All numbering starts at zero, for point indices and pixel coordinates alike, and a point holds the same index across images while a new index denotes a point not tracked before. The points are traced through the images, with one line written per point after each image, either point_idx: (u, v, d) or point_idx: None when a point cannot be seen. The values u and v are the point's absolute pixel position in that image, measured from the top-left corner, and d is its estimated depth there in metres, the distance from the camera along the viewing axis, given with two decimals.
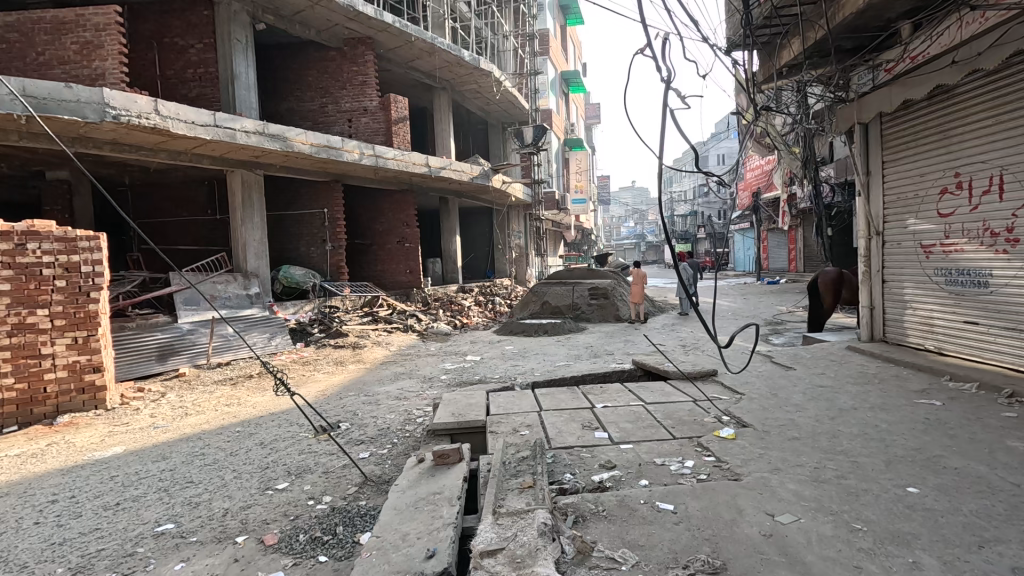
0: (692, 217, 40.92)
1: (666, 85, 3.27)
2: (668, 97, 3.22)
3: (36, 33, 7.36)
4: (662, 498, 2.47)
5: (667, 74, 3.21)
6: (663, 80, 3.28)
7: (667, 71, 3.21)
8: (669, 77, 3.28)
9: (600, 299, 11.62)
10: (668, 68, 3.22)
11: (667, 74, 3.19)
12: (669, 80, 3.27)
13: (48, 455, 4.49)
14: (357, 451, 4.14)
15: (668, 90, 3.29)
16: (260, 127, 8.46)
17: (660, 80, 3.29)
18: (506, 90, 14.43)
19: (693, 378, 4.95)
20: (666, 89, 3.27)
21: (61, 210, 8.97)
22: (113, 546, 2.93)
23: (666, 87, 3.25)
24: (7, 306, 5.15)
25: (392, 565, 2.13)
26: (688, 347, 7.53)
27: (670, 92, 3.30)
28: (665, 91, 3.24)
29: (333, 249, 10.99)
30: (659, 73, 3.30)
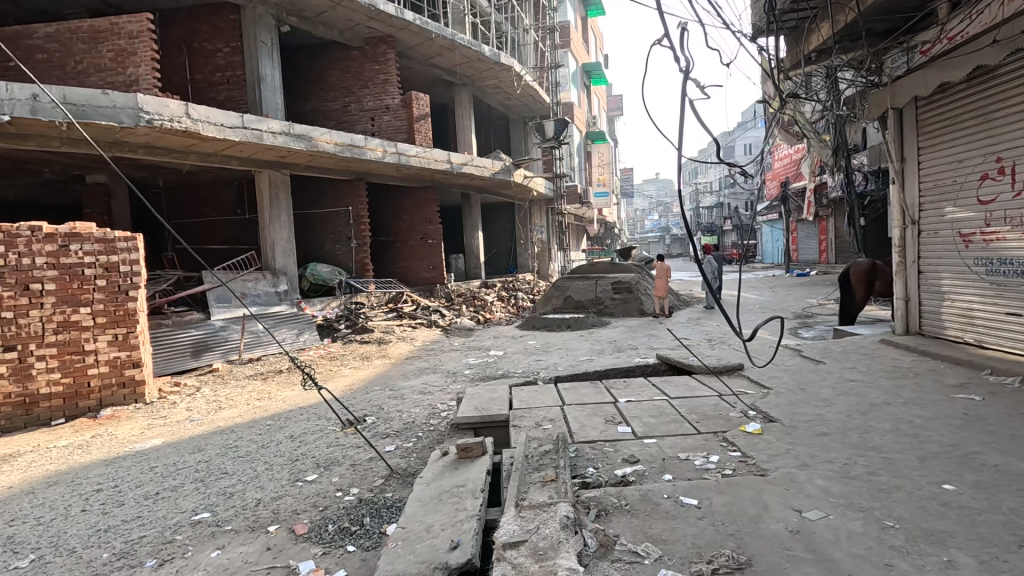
0: (718, 209, 40.16)
1: (685, 75, 3.18)
2: (686, 88, 3.13)
3: (74, 42, 7.66)
4: (686, 493, 2.45)
5: (687, 64, 3.12)
6: (682, 71, 3.20)
7: (686, 61, 3.12)
8: (689, 67, 3.19)
9: (624, 294, 11.52)
10: (688, 58, 3.13)
11: (686, 65, 3.10)
12: (688, 70, 3.18)
13: (93, 446, 4.71)
14: (383, 444, 4.22)
15: (687, 80, 3.21)
16: (286, 128, 8.63)
17: (679, 70, 3.20)
18: (527, 84, 14.38)
19: (718, 373, 4.88)
20: (685, 79, 3.18)
21: (100, 212, 9.35)
22: (154, 533, 3.07)
23: (686, 77, 3.16)
24: (53, 305, 5.41)
25: (417, 555, 2.18)
26: (713, 341, 7.42)
27: (689, 82, 3.21)
28: (683, 82, 3.15)
29: (358, 246, 11.17)
30: (677, 63, 3.22)
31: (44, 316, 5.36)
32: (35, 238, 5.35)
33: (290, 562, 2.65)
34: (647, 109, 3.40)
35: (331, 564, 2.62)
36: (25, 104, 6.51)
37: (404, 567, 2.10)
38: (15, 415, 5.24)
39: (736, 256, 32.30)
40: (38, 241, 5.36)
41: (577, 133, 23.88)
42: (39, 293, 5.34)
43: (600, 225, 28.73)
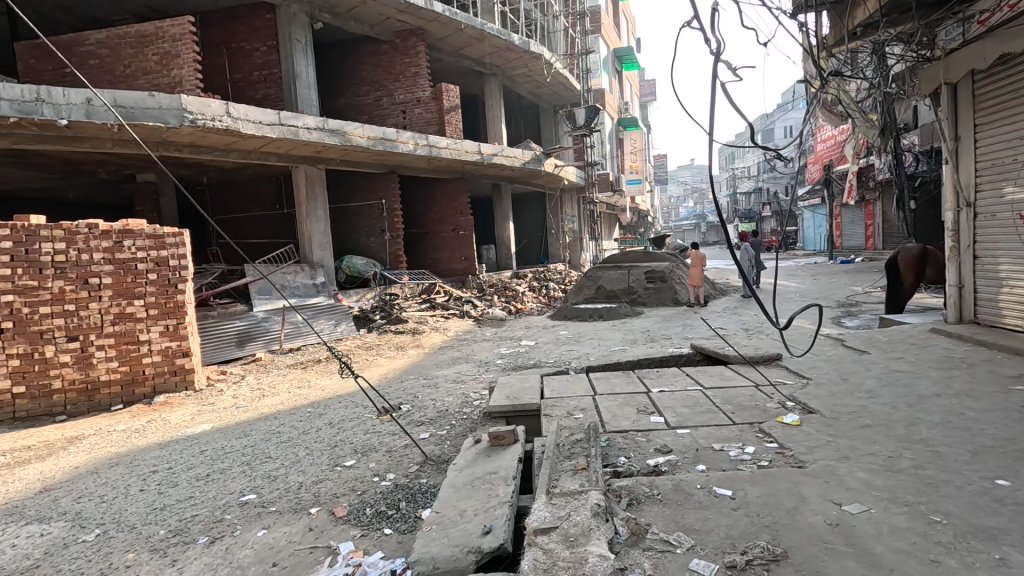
0: (757, 194, 38.87)
1: (716, 57, 3.08)
2: (717, 70, 3.03)
3: (122, 47, 8.01)
4: (720, 483, 2.42)
5: (717, 46, 3.02)
6: (713, 53, 3.09)
7: (717, 43, 3.01)
8: (720, 49, 3.08)
9: (657, 283, 11.34)
10: (718, 39, 3.02)
11: (717, 46, 2.99)
12: (719, 52, 3.07)
13: (148, 431, 5.01)
14: (418, 431, 4.32)
15: (719, 62, 3.10)
16: (321, 123, 8.83)
17: (710, 52, 3.10)
18: (557, 72, 14.22)
19: (755, 363, 4.77)
20: (716, 61, 3.08)
21: (150, 210, 9.84)
22: (206, 512, 3.25)
23: (717, 59, 3.06)
24: (110, 298, 5.75)
25: (451, 539, 2.23)
26: (750, 331, 7.23)
27: (720, 64, 3.11)
28: (714, 64, 3.05)
29: (392, 239, 11.36)
30: (708, 45, 3.12)
31: (102, 308, 5.71)
32: (92, 235, 5.68)
33: (331, 543, 2.77)
34: (677, 94, 3.31)
35: (369, 545, 2.72)
36: (80, 108, 6.89)
37: (438, 550, 2.16)
38: (79, 400, 5.61)
39: (776, 243, 31.30)
40: (95, 238, 5.69)
41: (609, 120, 23.50)
42: (97, 287, 5.68)
43: (633, 214, 28.28)
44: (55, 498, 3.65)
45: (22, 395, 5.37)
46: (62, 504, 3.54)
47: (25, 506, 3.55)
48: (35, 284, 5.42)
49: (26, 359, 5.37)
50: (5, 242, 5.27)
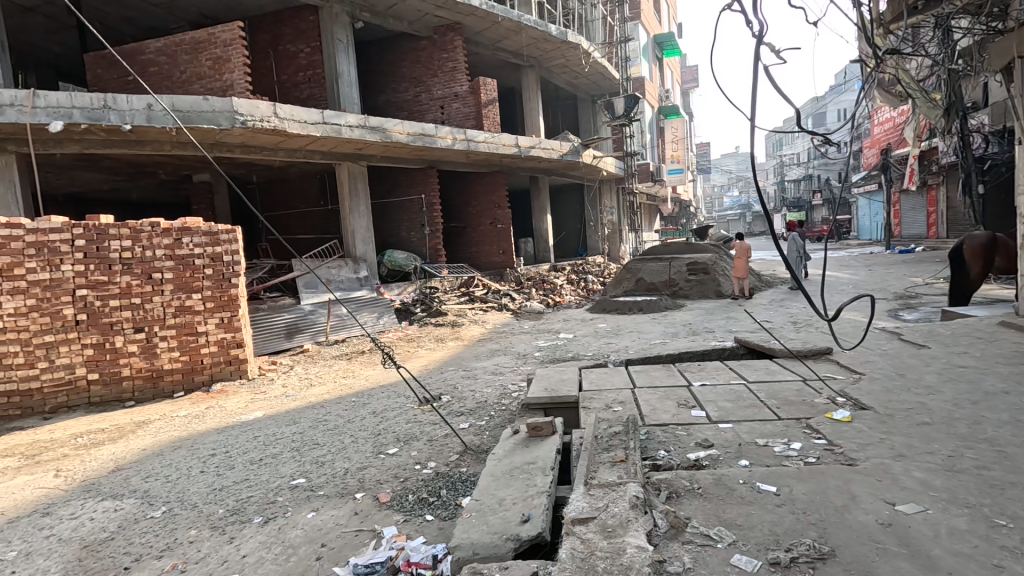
0: (807, 181, 37.13)
1: (758, 40, 2.97)
2: (759, 54, 2.92)
3: (178, 54, 8.44)
4: (764, 479, 2.36)
5: (759, 28, 2.91)
6: (754, 36, 2.99)
7: (758, 25, 2.90)
8: (762, 31, 2.97)
9: (700, 275, 11.06)
10: (760, 22, 2.91)
11: (759, 29, 2.88)
12: (761, 35, 2.96)
13: (207, 416, 5.33)
14: (458, 421, 4.40)
15: (761, 46, 3.00)
16: (362, 121, 9.04)
17: (751, 35, 3.00)
18: (595, 61, 14.01)
19: (804, 357, 4.59)
20: (757, 44, 2.97)
21: (206, 209, 10.39)
22: (260, 494, 3.44)
23: (759, 42, 2.95)
24: (171, 291, 6.12)
25: (491, 526, 2.28)
26: (798, 324, 6.96)
27: (762, 47, 3.00)
28: (757, 47, 2.94)
29: (431, 233, 11.55)
30: (749, 28, 3.02)
31: (164, 301, 6.09)
32: (154, 232, 6.05)
33: (375, 527, 2.87)
34: (717, 80, 3.21)
35: (411, 530, 2.81)
36: (142, 113, 7.32)
37: (478, 536, 2.21)
38: (145, 387, 6.02)
39: (827, 232, 29.87)
40: (157, 235, 6.06)
41: (649, 109, 22.98)
42: (159, 281, 6.07)
43: (674, 204, 27.60)
44: (126, 477, 3.95)
45: (96, 382, 5.81)
46: (133, 482, 3.82)
47: (101, 483, 3.86)
48: (105, 279, 5.82)
49: (98, 349, 5.79)
50: (78, 240, 5.69)
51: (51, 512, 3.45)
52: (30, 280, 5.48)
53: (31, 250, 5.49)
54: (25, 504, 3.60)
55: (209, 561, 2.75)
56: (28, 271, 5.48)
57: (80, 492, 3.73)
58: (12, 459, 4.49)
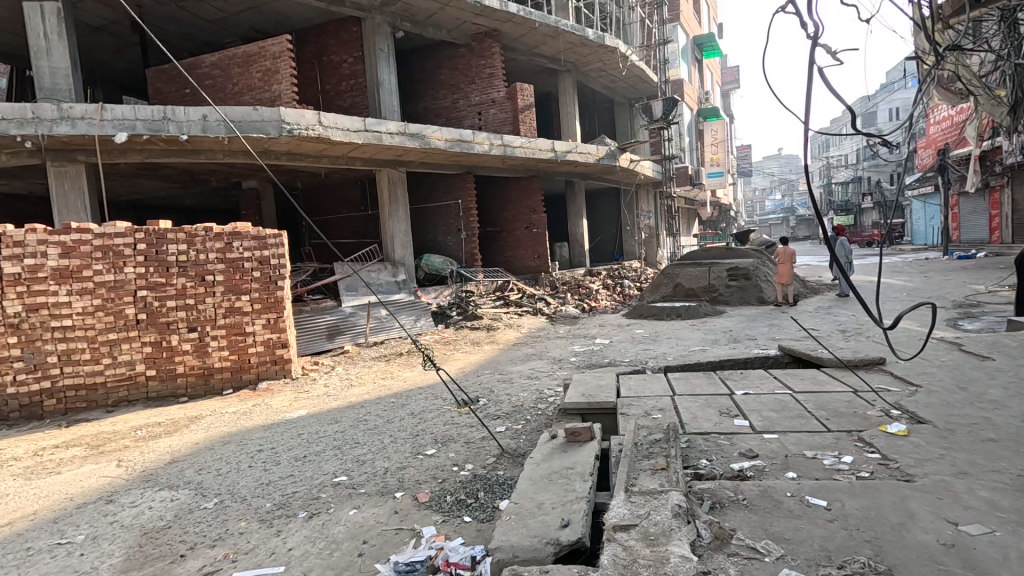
0: (856, 183, 35.57)
1: (813, 41, 2.85)
2: (814, 56, 2.81)
3: (231, 67, 8.86)
4: (813, 493, 2.28)
5: (814, 31, 2.79)
6: (809, 37, 2.88)
7: (814, 28, 2.79)
8: (817, 32, 2.86)
9: (741, 280, 10.76)
10: (816, 24, 2.80)
11: (814, 31, 2.77)
12: (817, 36, 2.85)
13: (254, 413, 5.55)
14: (494, 425, 4.44)
15: (815, 47, 2.89)
16: (402, 128, 9.26)
17: (805, 36, 2.89)
18: (632, 64, 13.88)
19: (854, 367, 4.40)
20: (812, 46, 2.87)
21: (254, 214, 10.83)
22: (305, 490, 3.57)
23: (814, 44, 2.84)
24: (222, 293, 6.40)
25: (531, 530, 2.28)
26: (848, 332, 6.67)
27: (817, 48, 2.89)
28: (811, 49, 2.83)
29: (467, 237, 11.69)
30: (805, 30, 2.91)
31: (216, 302, 6.37)
32: (207, 236, 6.35)
33: (415, 527, 2.93)
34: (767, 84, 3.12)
35: (450, 531, 2.85)
36: (197, 123, 7.71)
37: (518, 540, 2.22)
38: (197, 384, 6.33)
39: (879, 236, 28.55)
40: (210, 239, 6.36)
41: (688, 111, 22.59)
42: (211, 283, 6.36)
43: (714, 208, 26.94)
44: (181, 469, 4.16)
45: (153, 379, 6.15)
46: (187, 475, 4.02)
47: (159, 474, 4.09)
48: (163, 281, 6.16)
49: (156, 347, 6.13)
50: (139, 244, 6.05)
51: (114, 500, 3.67)
52: (97, 281, 5.86)
53: (98, 253, 5.88)
54: (92, 491, 3.84)
55: (259, 552, 2.86)
56: (95, 273, 5.86)
57: (139, 482, 3.96)
58: (80, 448, 4.80)
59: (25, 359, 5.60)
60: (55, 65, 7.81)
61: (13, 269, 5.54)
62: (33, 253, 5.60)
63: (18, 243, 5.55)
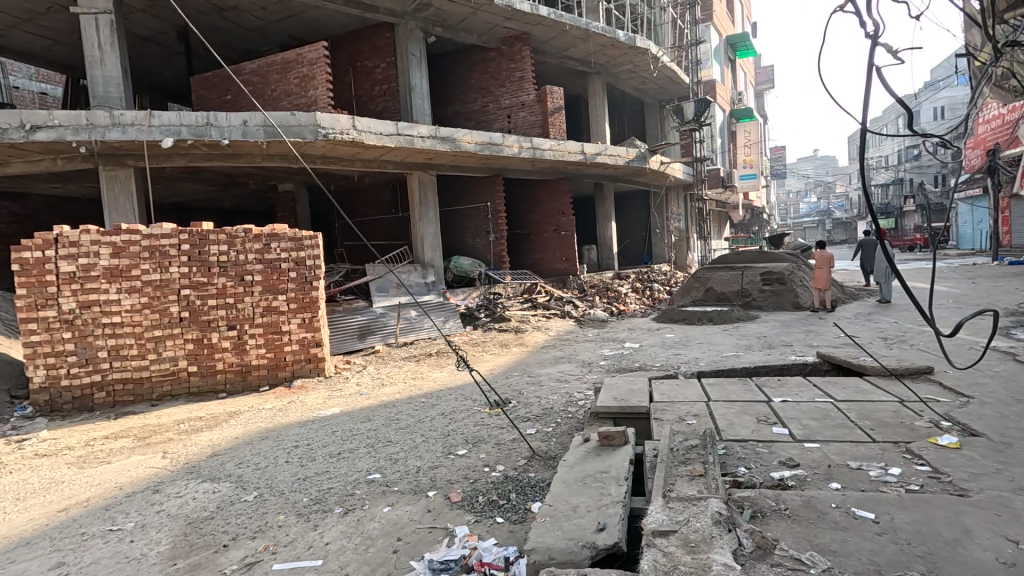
0: (897, 186, 34.23)
1: (873, 40, 2.72)
2: (874, 56, 2.68)
3: (270, 73, 9.14)
4: (860, 505, 2.21)
5: (875, 29, 2.65)
6: (869, 36, 2.74)
7: (874, 27, 2.66)
8: (878, 30, 2.73)
9: (775, 285, 10.49)
10: (876, 23, 2.67)
11: (875, 30, 2.65)
12: (877, 35, 2.72)
13: (289, 410, 5.69)
14: (524, 427, 4.45)
15: (876, 46, 2.75)
16: (433, 131, 9.37)
17: (865, 36, 2.76)
18: (664, 65, 13.71)
19: (899, 376, 4.24)
20: (871, 44, 2.74)
21: (289, 215, 11.13)
22: (339, 486, 3.64)
23: (874, 42, 2.70)
24: (261, 292, 6.59)
25: (566, 533, 2.28)
26: (891, 340, 6.43)
27: (877, 47, 2.75)
28: (871, 49, 2.70)
29: (496, 239, 11.75)
30: (863, 28, 2.78)
31: (254, 301, 6.56)
32: (246, 237, 6.56)
33: (448, 525, 2.96)
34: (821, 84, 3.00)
35: (483, 531, 2.87)
36: (238, 128, 7.96)
37: (554, 541, 2.22)
38: (236, 380, 6.53)
39: (921, 239, 27.49)
40: (249, 240, 6.56)
41: (720, 112, 22.18)
42: (250, 283, 6.55)
43: (746, 211, 26.34)
44: (222, 462, 4.31)
45: (195, 375, 6.38)
46: (228, 467, 4.16)
47: (201, 466, 4.24)
48: (205, 280, 6.38)
49: (197, 343, 6.37)
50: (183, 245, 6.28)
51: (160, 490, 3.82)
52: (144, 280, 6.13)
53: (146, 253, 6.14)
54: (138, 481, 4.02)
55: (297, 545, 2.94)
56: (142, 272, 6.12)
57: (183, 473, 4.12)
58: (127, 440, 5.02)
59: (78, 354, 5.93)
60: (107, 74, 8.21)
61: (69, 268, 5.85)
62: (86, 253, 5.90)
63: (74, 243, 5.86)
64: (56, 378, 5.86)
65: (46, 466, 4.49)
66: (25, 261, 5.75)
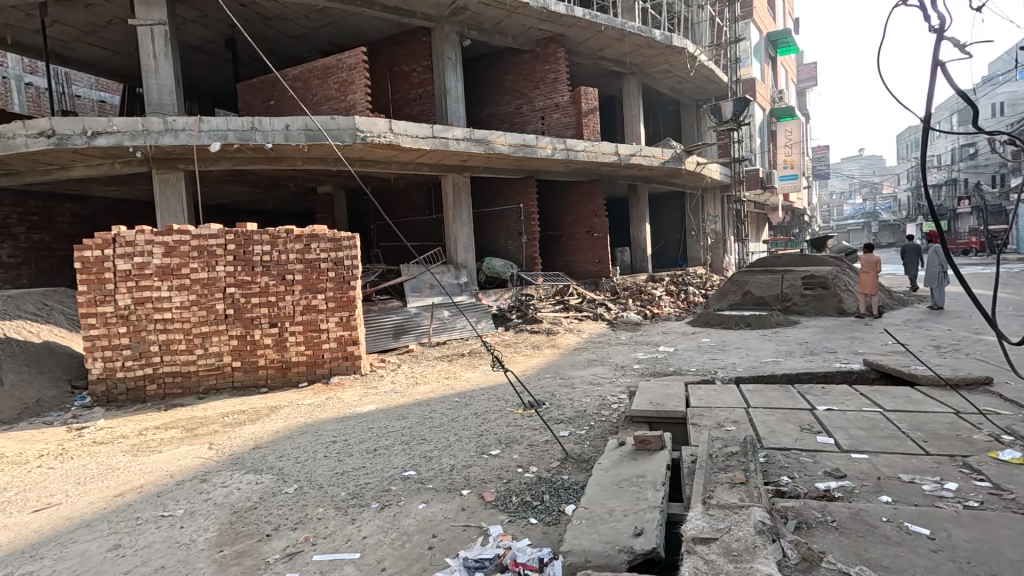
0: (950, 187, 32.56)
1: (939, 34, 2.61)
2: (939, 52, 2.57)
3: (311, 79, 9.42)
4: (913, 519, 2.11)
5: (941, 24, 2.55)
6: (933, 30, 2.63)
7: (940, 21, 2.55)
8: (943, 25, 2.61)
9: (817, 289, 10.13)
10: (942, 17, 2.56)
11: (940, 25, 2.54)
12: (942, 29, 2.60)
13: (327, 406, 5.84)
14: (557, 428, 4.44)
15: (941, 41, 2.64)
16: (467, 133, 9.47)
17: (929, 31, 2.64)
18: (701, 65, 13.46)
19: (954, 387, 4.03)
20: (937, 39, 2.62)
21: (328, 217, 11.46)
22: (376, 481, 3.72)
23: (939, 38, 2.59)
24: (301, 291, 6.79)
25: (602, 536, 2.27)
26: (944, 348, 6.12)
27: (943, 42, 2.63)
28: (935, 44, 2.59)
29: (528, 241, 11.79)
30: (928, 22, 2.66)
31: (294, 300, 6.77)
32: (288, 237, 6.77)
33: (482, 524, 2.98)
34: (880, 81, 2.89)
35: (516, 531, 2.87)
36: (280, 133, 8.24)
37: (590, 544, 2.21)
38: (276, 376, 6.76)
39: (977, 243, 26.10)
40: (290, 241, 6.77)
41: (759, 112, 21.61)
42: (291, 282, 6.76)
43: (786, 213, 25.55)
44: (264, 455, 4.46)
45: (238, 370, 6.63)
46: (269, 460, 4.31)
47: (245, 458, 4.41)
48: (249, 279, 6.62)
49: (241, 340, 6.61)
50: (229, 244, 6.53)
51: (207, 480, 3.99)
52: (193, 278, 6.41)
53: (194, 252, 6.41)
54: (187, 470, 4.20)
55: (336, 537, 3.02)
56: (191, 270, 6.40)
57: (228, 464, 4.29)
58: (176, 430, 5.27)
59: (132, 348, 6.26)
60: (161, 82, 8.63)
61: (125, 266, 6.18)
62: (141, 252, 6.22)
63: (130, 243, 6.20)
64: (112, 371, 6.20)
65: (103, 453, 4.75)
66: (86, 260, 6.11)
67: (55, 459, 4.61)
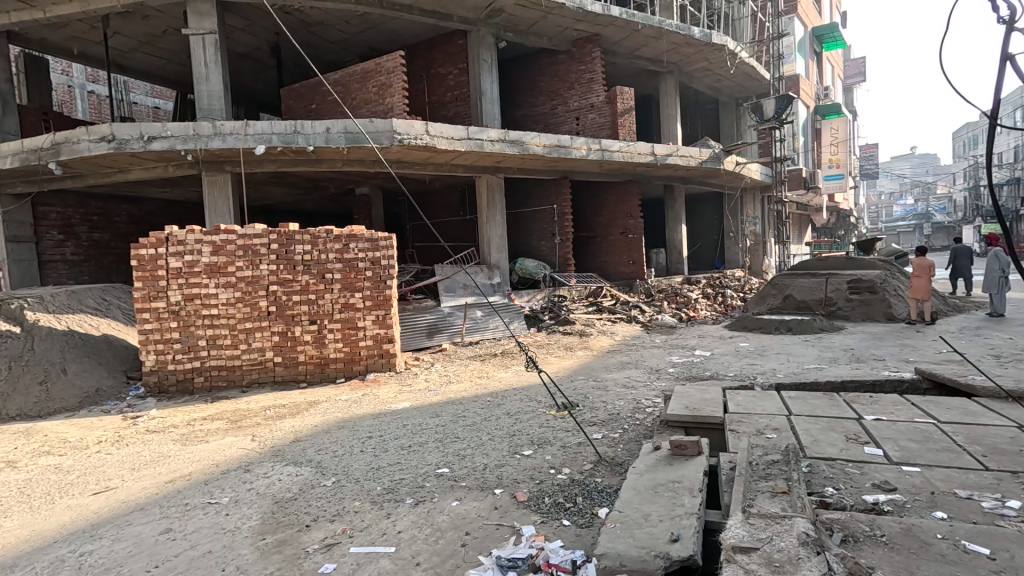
0: (1013, 186, 30.59)
1: (1007, 28, 2.50)
2: (1007, 45, 2.46)
3: (351, 83, 9.67)
4: (971, 538, 2.00)
5: (1009, 15, 2.44)
6: (1002, 23, 2.52)
7: (1009, 13, 2.44)
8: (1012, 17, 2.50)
9: (864, 293, 9.71)
10: (1011, 8, 2.45)
11: (1009, 17, 2.43)
12: (1012, 22, 2.49)
13: (363, 402, 5.97)
14: (591, 431, 4.40)
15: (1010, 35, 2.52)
16: (503, 135, 9.52)
17: (997, 24, 2.53)
18: (741, 61, 13.10)
19: (1015, 400, 3.79)
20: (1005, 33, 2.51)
21: (365, 218, 11.75)
22: (411, 477, 3.79)
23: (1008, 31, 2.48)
24: (340, 289, 6.97)
25: (637, 540, 2.24)
26: (1006, 358, 5.76)
27: (1013, 34, 2.52)
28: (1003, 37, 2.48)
29: (562, 242, 11.76)
30: (996, 15, 2.55)
31: (333, 298, 6.95)
32: (328, 237, 6.97)
33: (514, 524, 2.99)
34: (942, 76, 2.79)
35: (549, 533, 2.87)
36: (321, 136, 8.48)
37: (625, 548, 2.19)
38: (315, 371, 6.96)
39: None
40: (330, 240, 6.96)
41: (803, 109, 20.86)
42: (330, 280, 6.94)
43: (831, 214, 24.57)
44: (304, 447, 4.61)
45: (279, 365, 6.86)
46: (309, 453, 4.45)
47: (286, 450, 4.55)
48: (290, 277, 6.83)
49: (282, 336, 6.84)
50: (272, 244, 6.76)
51: (250, 470, 4.14)
52: (238, 276, 6.67)
53: (240, 251, 6.67)
54: (232, 460, 4.38)
55: (372, 531, 3.08)
56: (237, 268, 6.66)
57: (270, 456, 4.45)
58: (221, 422, 5.49)
59: (182, 341, 6.57)
60: (211, 89, 9.03)
61: (176, 264, 6.49)
62: (191, 251, 6.52)
63: (181, 242, 6.51)
64: (164, 363, 6.54)
65: (156, 440, 5.00)
66: (142, 257, 6.45)
67: (111, 445, 4.89)
